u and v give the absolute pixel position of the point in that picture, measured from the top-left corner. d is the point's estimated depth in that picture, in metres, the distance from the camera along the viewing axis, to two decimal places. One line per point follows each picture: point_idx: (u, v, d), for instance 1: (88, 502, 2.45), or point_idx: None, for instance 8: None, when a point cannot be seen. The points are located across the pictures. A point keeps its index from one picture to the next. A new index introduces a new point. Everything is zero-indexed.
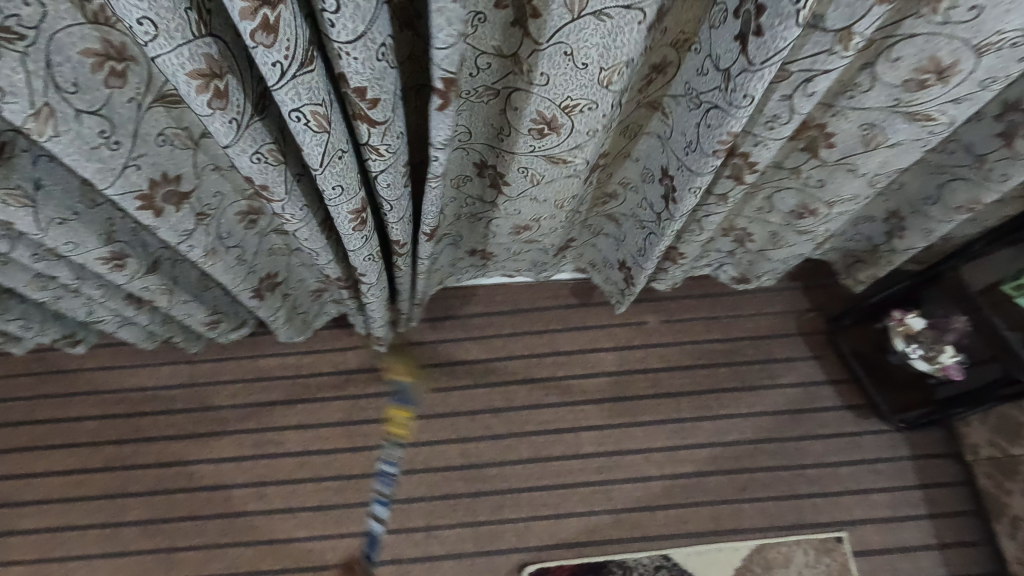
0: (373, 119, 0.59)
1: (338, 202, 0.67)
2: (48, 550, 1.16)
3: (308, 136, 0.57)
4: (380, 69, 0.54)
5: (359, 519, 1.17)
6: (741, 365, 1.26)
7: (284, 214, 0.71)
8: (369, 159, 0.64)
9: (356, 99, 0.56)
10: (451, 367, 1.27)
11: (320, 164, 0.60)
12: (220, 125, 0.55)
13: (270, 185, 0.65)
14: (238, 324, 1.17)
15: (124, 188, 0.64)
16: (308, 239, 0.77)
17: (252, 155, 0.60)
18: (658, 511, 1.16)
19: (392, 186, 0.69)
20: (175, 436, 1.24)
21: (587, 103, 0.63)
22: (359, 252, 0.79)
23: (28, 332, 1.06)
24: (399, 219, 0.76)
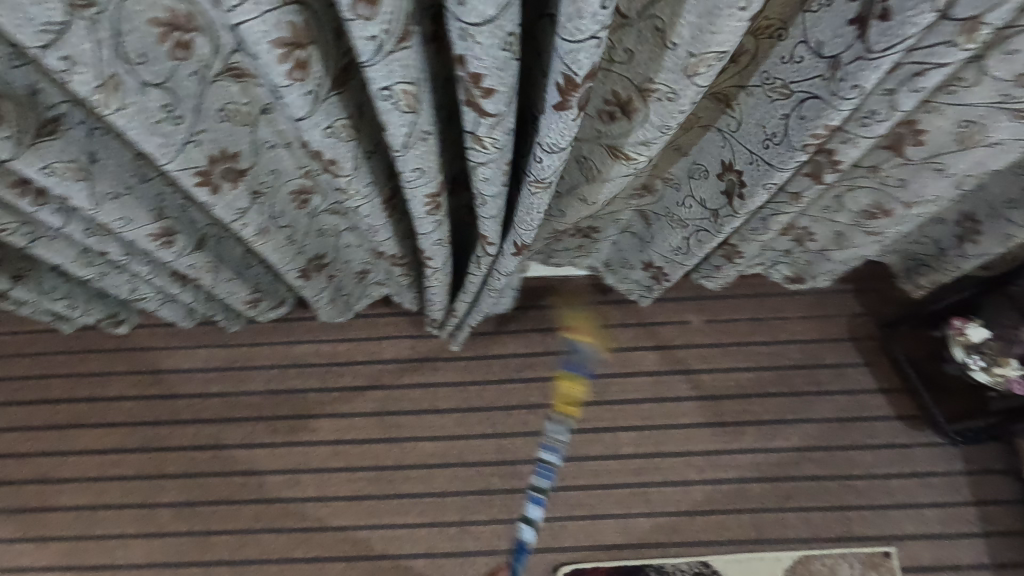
0: (483, 108, 0.57)
1: (417, 185, 0.66)
2: (85, 528, 1.17)
3: (394, 116, 0.55)
4: (504, 59, 0.52)
5: (392, 511, 1.16)
6: (787, 369, 1.22)
7: (347, 187, 0.70)
8: (472, 150, 0.63)
9: (471, 84, 0.54)
10: (489, 360, 1.25)
11: (403, 146, 0.59)
12: (296, 97, 0.54)
13: (339, 160, 0.65)
14: (279, 303, 1.16)
15: (183, 165, 0.62)
16: (369, 215, 0.77)
17: (323, 129, 0.60)
18: (698, 516, 1.13)
19: (490, 181, 0.68)
20: (210, 419, 1.24)
21: (668, 91, 0.60)
22: (428, 237, 0.78)
23: (73, 311, 1.07)
24: (491, 219, 0.76)
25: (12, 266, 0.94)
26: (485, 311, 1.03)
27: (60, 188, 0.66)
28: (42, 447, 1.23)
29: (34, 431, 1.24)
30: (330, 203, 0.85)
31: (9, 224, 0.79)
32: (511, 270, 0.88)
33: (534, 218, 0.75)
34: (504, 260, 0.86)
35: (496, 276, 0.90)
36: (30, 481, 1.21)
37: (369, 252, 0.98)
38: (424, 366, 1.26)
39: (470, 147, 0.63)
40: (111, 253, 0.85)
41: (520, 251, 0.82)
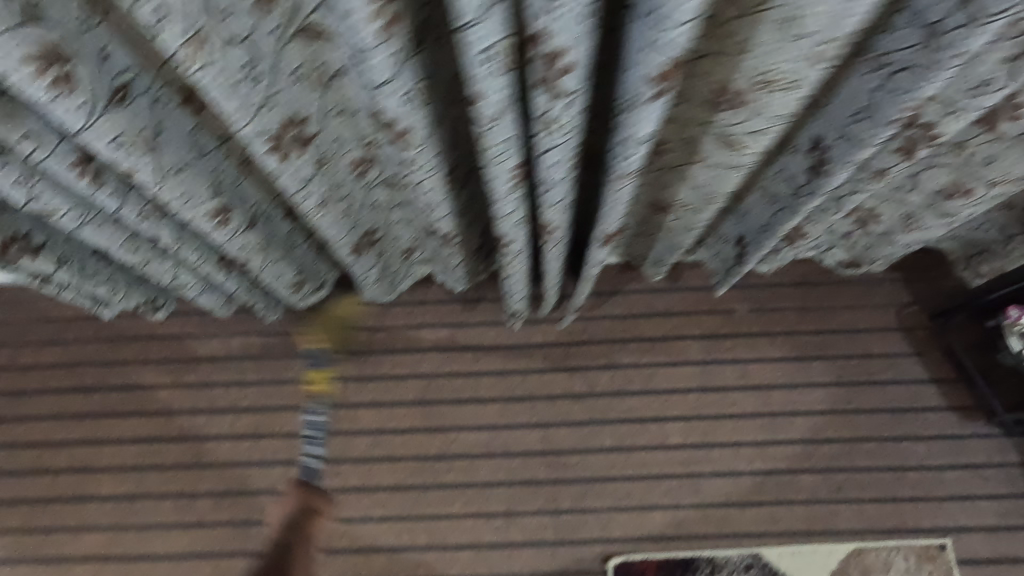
0: (560, 87, 0.50)
1: (501, 163, 0.60)
2: (124, 517, 1.16)
3: (494, 79, 0.49)
4: (584, 29, 0.46)
5: (437, 501, 1.15)
6: (836, 359, 1.20)
7: (411, 160, 0.67)
8: (544, 136, 0.56)
9: (543, 65, 0.48)
10: (531, 349, 1.24)
11: (495, 116, 0.53)
12: (383, 60, 0.51)
13: (410, 129, 0.62)
14: (320, 288, 1.14)
15: (256, 129, 0.61)
16: (428, 192, 0.74)
17: (401, 97, 0.57)
18: (748, 508, 1.11)
19: (557, 167, 0.60)
20: (248, 408, 1.23)
21: (791, 81, 0.58)
22: (509, 227, 0.73)
23: (113, 295, 1.04)
24: (554, 211, 0.69)
25: (55, 249, 0.90)
26: (584, 292, 1.01)
27: (127, 162, 0.64)
28: (79, 436, 1.22)
29: (70, 418, 1.23)
30: (387, 179, 0.79)
31: (58, 207, 0.76)
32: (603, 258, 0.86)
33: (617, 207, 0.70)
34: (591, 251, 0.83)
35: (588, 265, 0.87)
36: (67, 469, 1.19)
37: (417, 232, 0.95)
38: (465, 355, 1.24)
39: (539, 133, 0.56)
40: (161, 238, 0.82)
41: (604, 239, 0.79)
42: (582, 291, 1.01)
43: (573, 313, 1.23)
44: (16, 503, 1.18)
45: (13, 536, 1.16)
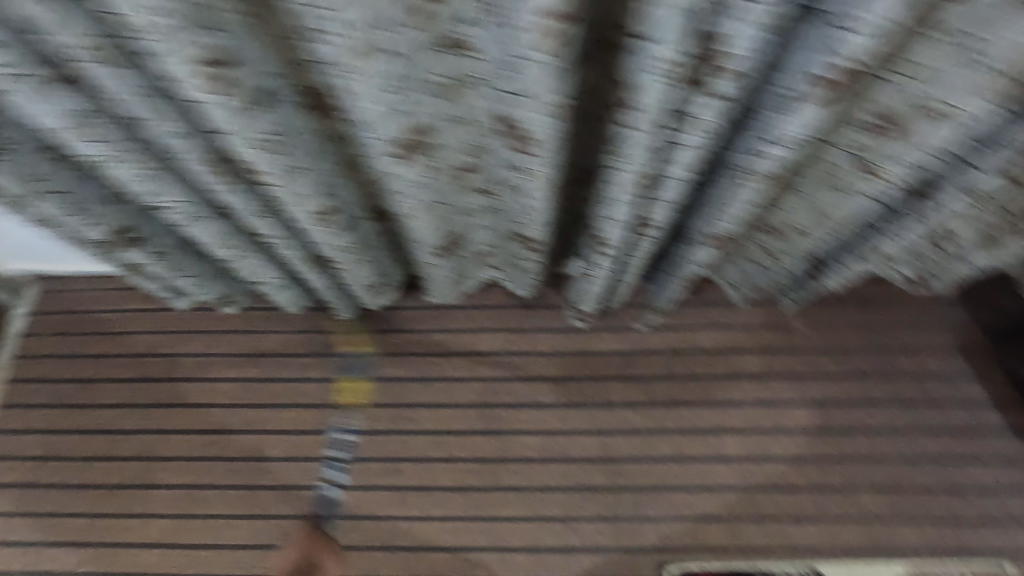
0: (717, 91, 0.53)
1: (631, 164, 0.64)
2: (191, 505, 1.20)
3: (654, 87, 0.52)
4: (766, 41, 0.49)
5: (495, 502, 1.17)
6: (895, 377, 1.20)
7: (529, 166, 0.71)
8: (683, 139, 0.60)
9: (710, 66, 0.50)
10: (588, 357, 1.25)
11: (645, 124, 0.57)
12: (536, 73, 0.53)
13: (541, 138, 0.64)
14: (390, 289, 1.19)
15: (385, 134, 0.66)
16: (535, 196, 0.77)
17: (546, 107, 0.58)
18: (807, 522, 1.12)
19: (682, 168, 0.65)
20: (311, 404, 1.26)
21: (948, 112, 0.60)
22: (616, 223, 0.77)
23: (196, 288, 1.08)
24: (663, 206, 0.73)
25: (154, 245, 0.92)
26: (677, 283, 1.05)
27: (257, 159, 0.68)
28: (147, 424, 1.26)
29: (138, 407, 1.27)
30: (489, 183, 0.81)
31: (177, 202, 0.78)
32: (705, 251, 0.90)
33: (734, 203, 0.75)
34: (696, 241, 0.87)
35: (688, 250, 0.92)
36: (136, 456, 1.23)
37: (499, 237, 0.98)
38: (524, 360, 1.26)
39: (680, 135, 0.60)
40: (267, 233, 0.86)
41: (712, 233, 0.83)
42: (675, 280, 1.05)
43: (651, 316, 1.27)
44: (85, 487, 1.22)
45: (82, 520, 1.19)
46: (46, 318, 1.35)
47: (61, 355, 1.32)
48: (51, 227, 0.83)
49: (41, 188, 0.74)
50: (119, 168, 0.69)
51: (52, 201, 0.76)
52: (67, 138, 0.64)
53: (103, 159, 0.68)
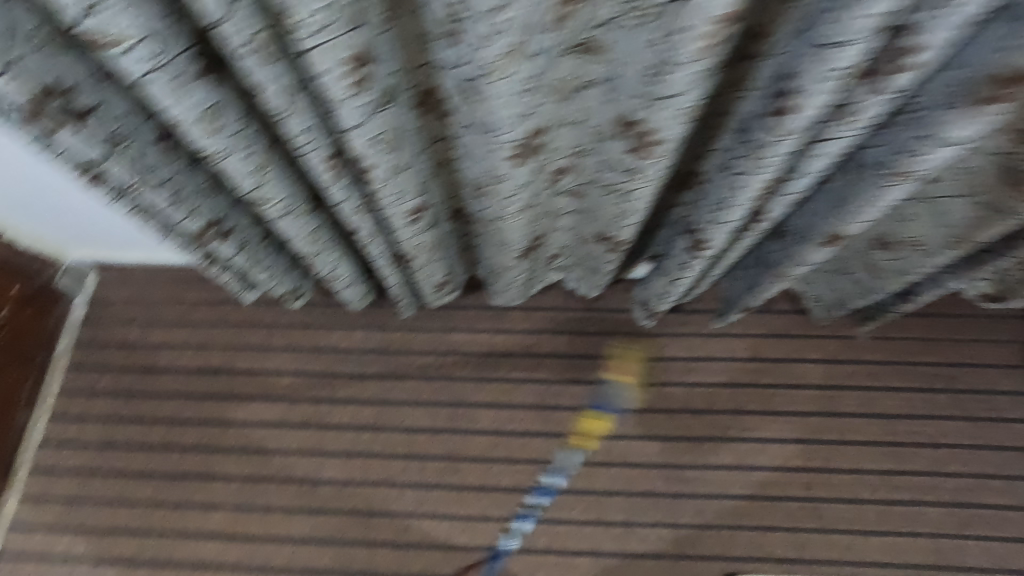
0: (891, 86, 0.54)
1: (772, 164, 0.65)
2: (250, 497, 1.20)
3: (827, 84, 0.54)
4: (956, 37, 0.49)
5: (555, 505, 1.16)
6: (961, 392, 1.19)
7: (637, 168, 0.70)
8: (836, 134, 0.60)
9: (892, 60, 0.51)
10: (649, 362, 1.25)
11: (804, 122, 0.58)
12: (683, 75, 0.53)
13: (664, 138, 0.63)
14: (455, 289, 1.18)
15: (511, 138, 0.64)
16: (638, 199, 0.77)
17: (677, 110, 0.58)
18: (872, 536, 1.11)
19: (820, 165, 0.65)
20: (370, 400, 1.26)
21: None
22: (730, 222, 0.77)
23: (269, 281, 1.10)
24: (783, 200, 0.72)
25: (238, 236, 0.94)
26: (762, 297, 0.99)
27: (371, 157, 0.67)
28: (207, 415, 1.26)
29: (198, 398, 1.28)
30: (580, 183, 0.82)
31: (275, 194, 0.79)
32: (813, 261, 0.84)
33: (867, 208, 0.72)
34: (806, 249, 0.82)
35: (791, 264, 0.86)
36: (195, 446, 1.24)
37: (576, 237, 0.99)
38: (583, 363, 1.26)
39: (830, 128, 0.60)
40: (359, 230, 0.86)
41: (830, 240, 0.79)
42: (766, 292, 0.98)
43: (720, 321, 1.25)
44: (146, 476, 1.23)
45: (143, 508, 1.20)
46: (104, 307, 1.35)
47: (119, 344, 1.33)
48: (149, 216, 0.85)
49: (148, 180, 0.76)
50: (230, 161, 0.71)
51: (158, 192, 0.78)
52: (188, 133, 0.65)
53: (217, 153, 0.69)
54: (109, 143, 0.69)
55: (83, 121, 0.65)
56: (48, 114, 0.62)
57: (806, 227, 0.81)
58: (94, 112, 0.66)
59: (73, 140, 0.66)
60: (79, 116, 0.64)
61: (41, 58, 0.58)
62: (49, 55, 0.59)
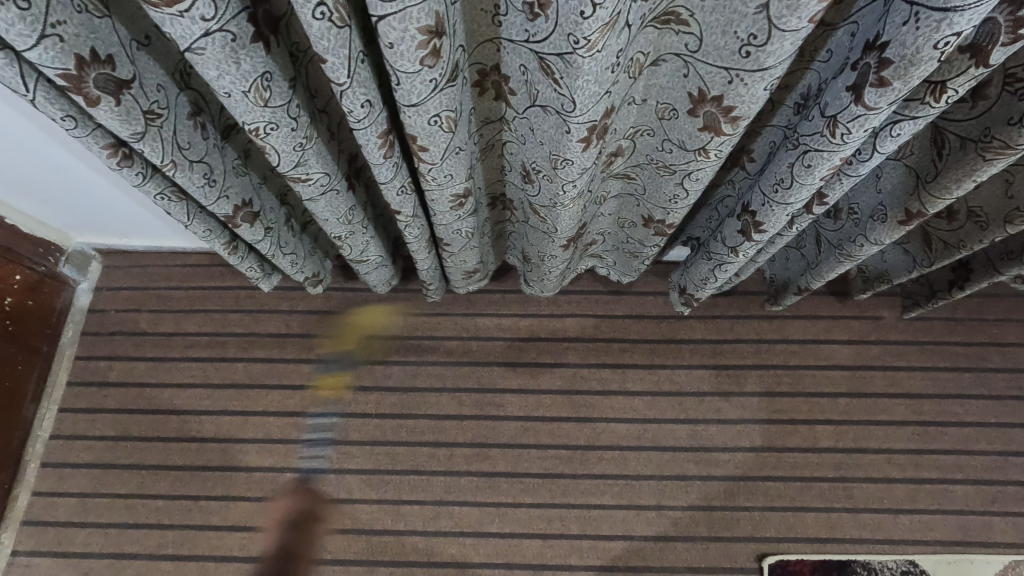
0: (988, 58, 0.48)
1: (841, 148, 0.59)
2: (273, 489, 1.17)
3: (920, 67, 0.48)
4: None
5: (586, 490, 1.15)
6: (987, 372, 1.20)
7: (706, 146, 0.68)
8: (920, 109, 0.55)
9: (1002, 28, 0.46)
10: (677, 345, 1.24)
11: (885, 102, 0.52)
12: (788, 46, 0.50)
13: (743, 117, 0.61)
14: (482, 279, 1.16)
15: (586, 119, 0.61)
16: (696, 180, 0.76)
17: (768, 84, 0.56)
18: (903, 515, 1.12)
19: (897, 141, 0.59)
20: (393, 388, 1.23)
21: None
22: (788, 207, 0.71)
23: (290, 268, 1.07)
24: (850, 182, 0.67)
25: (264, 219, 0.90)
26: (824, 280, 0.98)
27: (432, 137, 0.63)
28: (224, 406, 1.22)
29: (214, 388, 1.24)
30: (628, 165, 0.82)
31: (317, 173, 0.76)
32: (886, 239, 0.81)
33: (955, 186, 0.67)
34: (883, 227, 0.79)
35: (861, 243, 0.84)
36: (213, 438, 1.20)
37: (616, 220, 0.98)
38: (611, 347, 1.24)
39: (916, 102, 0.55)
40: (405, 212, 0.82)
41: (909, 218, 0.76)
42: (827, 274, 0.96)
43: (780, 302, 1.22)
44: (163, 469, 1.19)
45: (161, 502, 1.16)
46: (113, 295, 1.30)
47: (129, 333, 1.28)
48: (176, 200, 0.80)
49: (183, 159, 0.71)
50: (275, 136, 0.67)
51: (191, 175, 0.74)
52: (237, 105, 0.62)
53: (262, 127, 0.65)
54: (147, 117, 0.65)
55: (122, 93, 0.61)
56: (89, 87, 0.58)
57: (876, 206, 0.80)
58: (132, 83, 0.62)
59: (110, 116, 0.61)
60: (118, 87, 0.60)
61: (81, 22, 0.55)
62: (90, 20, 0.56)
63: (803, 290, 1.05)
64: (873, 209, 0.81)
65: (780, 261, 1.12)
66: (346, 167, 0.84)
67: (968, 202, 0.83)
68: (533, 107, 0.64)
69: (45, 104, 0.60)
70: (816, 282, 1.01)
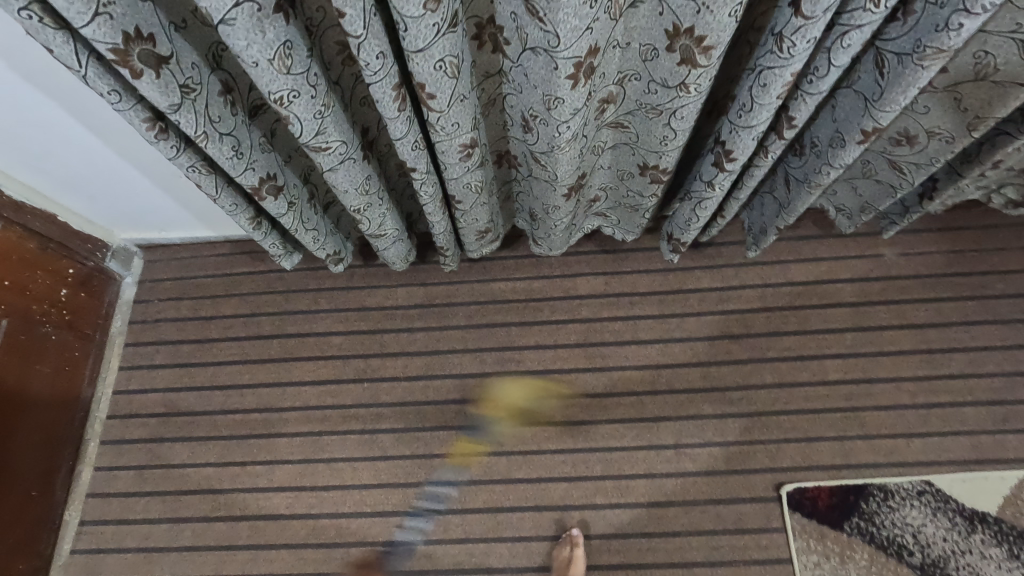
0: None
1: (792, 62, 0.65)
2: (314, 451, 1.25)
3: None
4: None
5: (607, 434, 1.21)
6: (990, 298, 1.23)
7: (685, 81, 0.75)
8: (862, 13, 0.61)
9: None
10: (684, 294, 1.29)
11: (821, 10, 0.59)
12: None
13: (715, 46, 0.68)
14: (494, 241, 1.23)
15: (571, 55, 0.68)
16: (681, 118, 0.82)
17: (732, 9, 0.63)
18: (915, 438, 1.16)
19: (848, 49, 0.65)
20: (419, 352, 1.30)
21: None
22: (753, 130, 0.76)
23: (312, 244, 1.08)
24: (812, 102, 0.73)
25: (288, 194, 0.93)
26: (796, 216, 1.00)
27: (436, 83, 0.71)
28: (263, 379, 1.32)
29: (253, 363, 1.33)
30: (620, 113, 0.88)
31: (335, 141, 0.81)
32: (848, 162, 0.85)
33: (899, 97, 0.72)
34: (842, 151, 0.83)
35: (826, 171, 0.88)
36: (255, 408, 1.29)
37: (615, 173, 1.04)
38: (622, 300, 1.30)
39: (859, 8, 0.61)
40: (417, 168, 0.89)
41: (866, 137, 0.80)
42: (799, 210, 0.99)
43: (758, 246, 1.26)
44: (211, 439, 1.28)
45: (212, 469, 1.25)
46: (155, 286, 1.41)
47: (172, 319, 1.38)
48: (206, 172, 0.85)
49: (213, 132, 0.76)
50: (298, 105, 0.73)
51: (220, 147, 0.78)
52: (263, 76, 0.68)
53: (286, 96, 0.71)
54: (183, 91, 0.70)
55: (162, 67, 0.66)
56: (134, 61, 0.64)
57: (834, 133, 0.83)
58: (171, 59, 0.67)
59: (152, 88, 0.67)
60: (158, 62, 0.66)
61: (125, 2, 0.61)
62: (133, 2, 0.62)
63: (777, 230, 1.07)
64: (830, 137, 0.85)
65: (755, 207, 1.12)
66: (362, 137, 0.91)
67: (925, 125, 0.91)
68: (525, 53, 0.72)
69: (94, 78, 0.67)
70: (789, 219, 1.03)
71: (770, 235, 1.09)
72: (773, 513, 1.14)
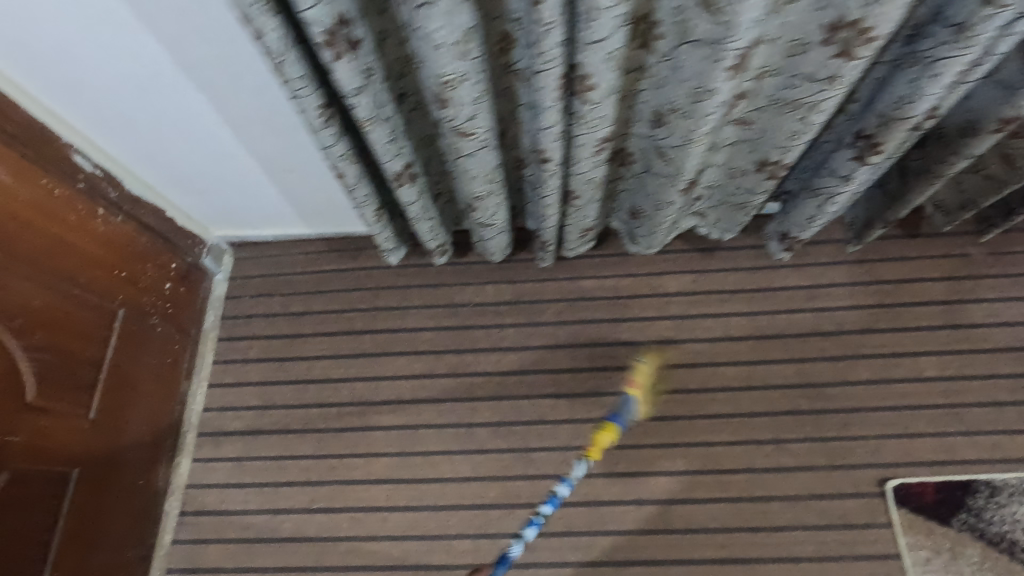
0: None
1: (961, 50, 0.69)
2: (410, 444, 1.27)
3: None
4: None
5: (705, 429, 1.22)
6: None
7: (838, 74, 0.78)
8: None
9: None
10: (774, 292, 1.31)
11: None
12: None
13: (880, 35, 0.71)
14: (591, 240, 1.26)
15: (737, 48, 0.71)
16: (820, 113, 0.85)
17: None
18: (1017, 435, 1.16)
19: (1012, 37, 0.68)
20: (511, 347, 1.32)
21: None
22: (904, 119, 0.80)
23: (427, 234, 1.12)
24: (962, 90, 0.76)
25: (419, 182, 0.98)
26: (911, 208, 1.03)
27: (604, 73, 0.75)
28: (357, 373, 1.33)
29: (345, 357, 1.35)
30: (748, 110, 0.91)
31: (483, 127, 0.86)
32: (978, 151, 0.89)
33: None
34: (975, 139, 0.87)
35: (952, 161, 0.91)
36: (350, 402, 1.31)
37: (726, 170, 1.06)
38: (710, 298, 1.32)
39: None
40: (552, 164, 0.92)
41: (1003, 126, 0.83)
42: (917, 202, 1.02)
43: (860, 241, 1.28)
44: (307, 432, 1.29)
45: (310, 461, 1.27)
46: (245, 282, 1.43)
47: (265, 315, 1.40)
48: (354, 163, 0.88)
49: (378, 116, 0.81)
50: (462, 89, 0.78)
51: (381, 130, 0.83)
52: (442, 57, 0.72)
53: (455, 78, 0.76)
54: (366, 75, 0.74)
55: (356, 50, 0.70)
56: (338, 43, 0.68)
57: (966, 123, 0.87)
58: (362, 44, 0.71)
59: (345, 69, 0.71)
60: (354, 47, 0.70)
61: None
62: None
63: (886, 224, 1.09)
64: (961, 128, 0.88)
65: (861, 203, 1.15)
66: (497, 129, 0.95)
67: None
68: (684, 45, 0.76)
69: (290, 65, 0.70)
70: (900, 212, 1.06)
71: (877, 230, 1.11)
72: (878, 508, 1.14)
